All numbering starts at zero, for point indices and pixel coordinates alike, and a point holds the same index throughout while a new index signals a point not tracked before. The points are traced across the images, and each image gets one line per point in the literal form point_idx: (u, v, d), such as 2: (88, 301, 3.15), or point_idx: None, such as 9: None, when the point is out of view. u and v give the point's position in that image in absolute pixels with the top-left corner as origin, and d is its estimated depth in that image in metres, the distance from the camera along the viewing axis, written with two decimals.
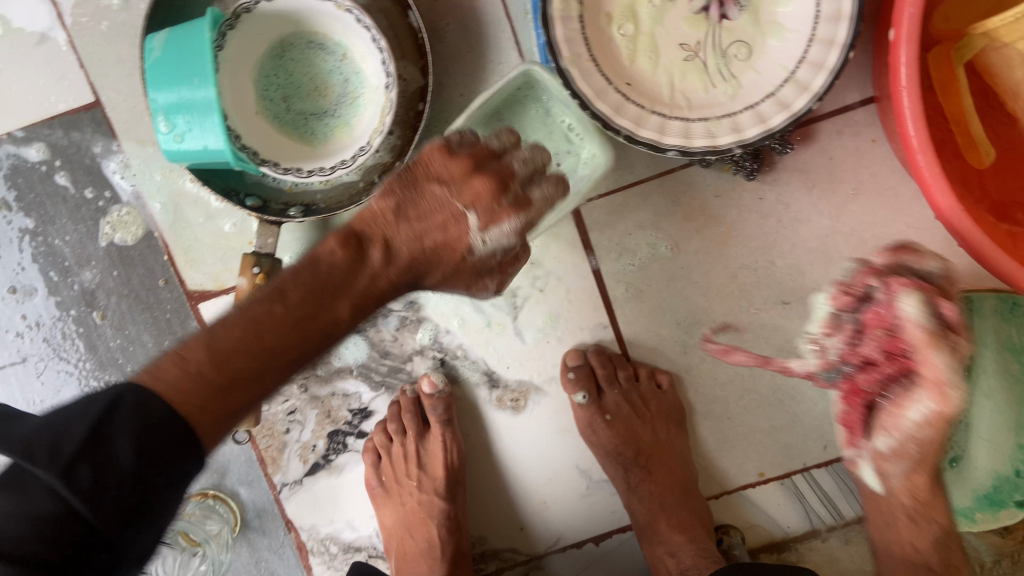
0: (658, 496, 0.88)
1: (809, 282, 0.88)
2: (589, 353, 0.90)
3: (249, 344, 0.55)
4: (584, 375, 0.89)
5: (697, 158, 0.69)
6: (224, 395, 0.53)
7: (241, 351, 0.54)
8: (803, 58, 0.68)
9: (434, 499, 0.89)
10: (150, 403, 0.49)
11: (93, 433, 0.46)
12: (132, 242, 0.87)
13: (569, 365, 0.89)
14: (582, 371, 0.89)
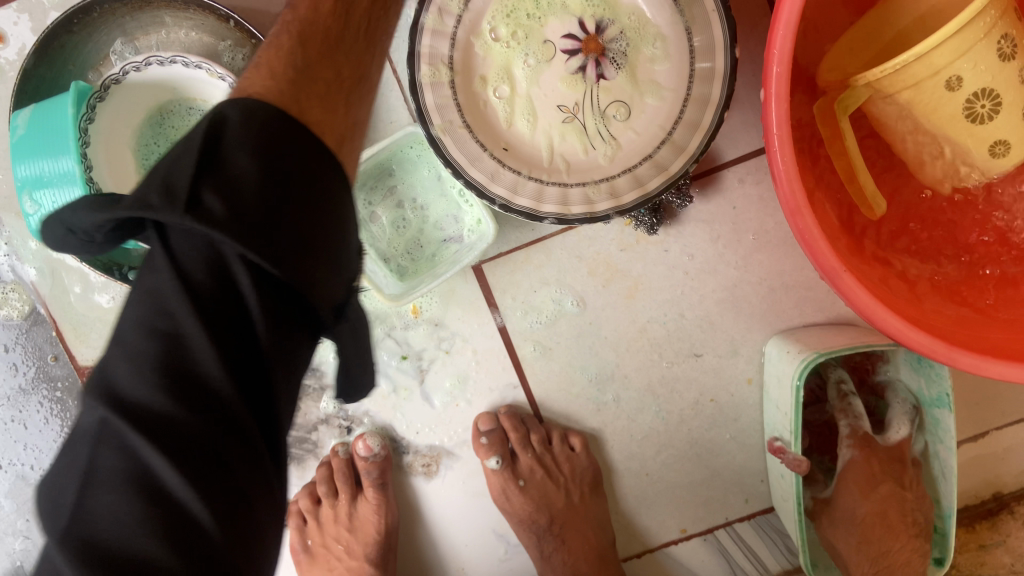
0: (571, 566, 0.86)
1: (720, 333, 0.86)
2: (507, 415, 0.87)
3: (267, 93, 0.41)
4: (500, 437, 0.86)
5: (575, 224, 0.66)
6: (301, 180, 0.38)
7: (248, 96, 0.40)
8: (679, 117, 0.67)
9: (365, 565, 0.86)
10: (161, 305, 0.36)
11: (211, 287, 0.36)
12: (19, 319, 0.84)
13: (481, 428, 0.87)
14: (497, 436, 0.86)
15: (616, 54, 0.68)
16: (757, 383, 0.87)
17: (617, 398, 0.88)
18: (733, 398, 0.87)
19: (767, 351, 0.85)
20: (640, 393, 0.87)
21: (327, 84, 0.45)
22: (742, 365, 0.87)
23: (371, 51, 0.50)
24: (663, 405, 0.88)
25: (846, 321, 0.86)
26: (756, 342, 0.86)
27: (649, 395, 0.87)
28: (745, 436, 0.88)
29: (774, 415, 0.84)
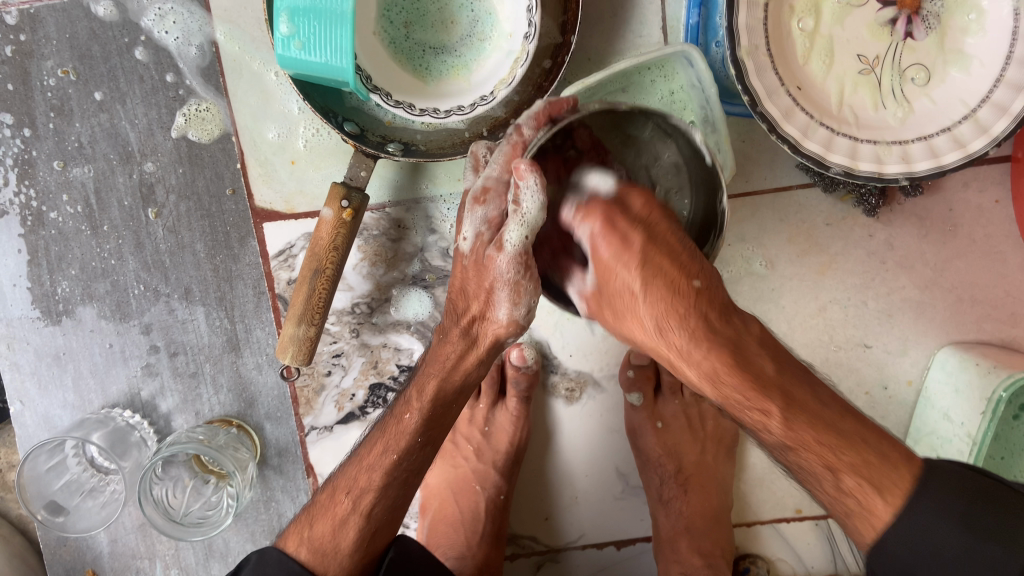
0: (686, 518, 0.82)
1: (895, 330, 0.85)
2: (499, 258, 0.61)
3: (403, 458, 0.65)
4: (504, 252, 0.60)
5: (857, 180, 0.66)
6: (407, 486, 0.66)
7: (345, 503, 0.64)
8: (987, 96, 0.63)
9: (490, 471, 0.83)
10: None
11: None
12: (205, 141, 0.80)
13: (514, 314, 0.63)
14: (511, 283, 0.61)
15: (930, 15, 0.65)
16: (916, 387, 0.86)
17: None
18: (888, 397, 0.86)
19: (938, 357, 0.84)
20: None
21: (403, 476, 0.65)
22: (906, 366, 0.86)
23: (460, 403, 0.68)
24: None
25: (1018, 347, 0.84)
26: (927, 347, 0.85)
27: None
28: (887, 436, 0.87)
29: (933, 422, 0.83)
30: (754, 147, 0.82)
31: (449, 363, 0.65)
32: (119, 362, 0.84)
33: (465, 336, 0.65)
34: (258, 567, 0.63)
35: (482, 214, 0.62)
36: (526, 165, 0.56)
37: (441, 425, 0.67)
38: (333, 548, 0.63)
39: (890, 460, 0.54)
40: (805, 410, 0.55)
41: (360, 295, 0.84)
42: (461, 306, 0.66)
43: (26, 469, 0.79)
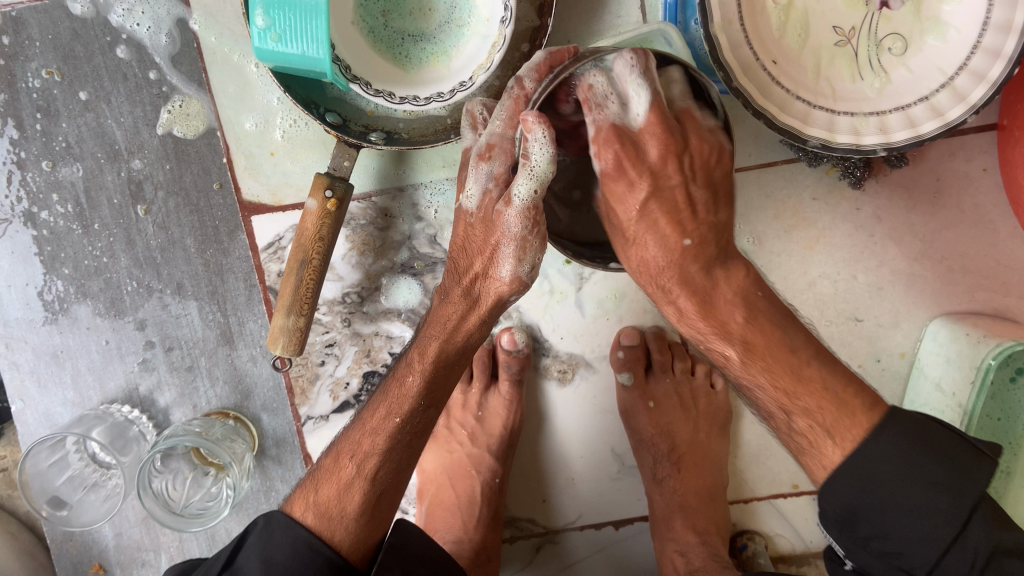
0: (680, 496, 0.83)
1: (886, 303, 0.85)
2: (508, 213, 0.60)
3: (406, 420, 0.64)
4: (512, 206, 0.60)
5: (835, 153, 0.66)
6: (411, 451, 0.65)
7: (349, 467, 0.64)
8: (964, 64, 0.63)
9: (485, 455, 0.84)
10: (274, 557, 0.60)
11: None
12: (191, 137, 0.81)
13: (517, 271, 0.63)
14: (518, 238, 0.61)
15: None
16: (909, 359, 0.86)
17: None
18: (880, 369, 0.86)
19: (930, 329, 0.84)
20: None
21: (406, 440, 0.65)
22: (899, 339, 0.85)
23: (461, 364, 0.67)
24: None
25: (1013, 316, 0.84)
26: (919, 319, 0.85)
27: None
28: None
29: (926, 394, 0.83)
30: (737, 124, 0.82)
31: (447, 325, 0.65)
32: (115, 358, 0.85)
33: (466, 296, 0.64)
34: (265, 536, 0.62)
35: (487, 170, 0.61)
36: (535, 117, 0.54)
37: (443, 387, 0.66)
38: (339, 515, 0.62)
39: (850, 407, 0.58)
40: (764, 355, 0.60)
41: (351, 285, 0.84)
42: (463, 266, 0.65)
43: (28, 465, 0.80)
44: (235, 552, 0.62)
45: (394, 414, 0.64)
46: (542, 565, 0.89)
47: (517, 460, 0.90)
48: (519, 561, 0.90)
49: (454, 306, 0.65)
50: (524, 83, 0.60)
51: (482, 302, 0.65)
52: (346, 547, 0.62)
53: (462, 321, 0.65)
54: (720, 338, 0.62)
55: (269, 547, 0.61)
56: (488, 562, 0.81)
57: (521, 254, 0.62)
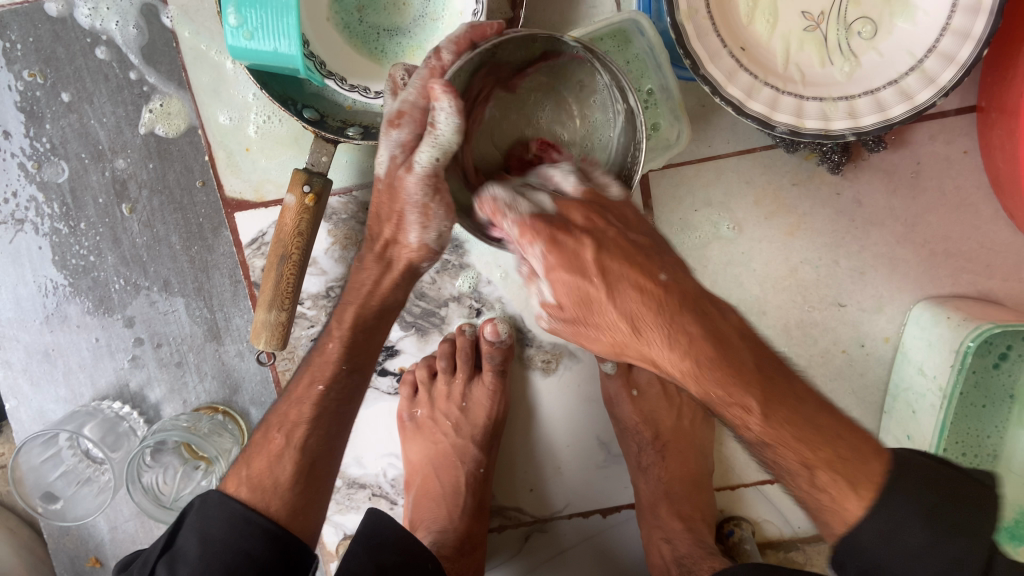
0: (665, 483, 0.83)
1: (869, 287, 0.85)
2: (408, 179, 0.62)
3: (329, 388, 0.69)
4: (414, 172, 0.62)
5: (804, 138, 0.67)
6: (337, 420, 0.70)
7: (280, 439, 0.68)
8: (933, 46, 0.63)
9: (468, 445, 0.85)
10: (211, 533, 0.63)
11: None
12: (173, 136, 0.82)
13: (425, 239, 0.67)
14: (420, 204, 0.64)
15: None
16: (893, 343, 0.85)
17: None
18: (865, 354, 0.86)
19: (913, 313, 0.83)
20: (774, 332, 0.86)
21: (329, 407, 0.69)
22: (883, 323, 0.85)
23: (377, 333, 0.72)
24: (793, 348, 0.86)
25: (996, 298, 0.83)
26: (902, 303, 0.85)
27: (782, 336, 0.86)
28: (867, 393, 0.87)
29: (909, 377, 0.83)
30: (715, 111, 0.82)
31: (364, 290, 0.70)
32: (105, 355, 0.87)
33: (379, 260, 0.69)
34: (201, 513, 0.65)
35: (397, 137, 0.63)
36: (441, 89, 0.56)
37: (363, 352, 0.71)
38: (277, 487, 0.66)
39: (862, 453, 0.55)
40: (784, 404, 0.54)
41: (334, 279, 0.85)
42: (376, 231, 0.68)
43: (21, 461, 0.82)
44: (171, 534, 0.65)
45: (316, 378, 0.69)
46: (531, 554, 0.90)
47: (504, 450, 0.90)
48: (507, 551, 0.90)
49: (370, 275, 0.69)
50: (443, 56, 0.59)
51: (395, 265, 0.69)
52: (281, 516, 0.66)
53: (379, 284, 0.70)
54: (705, 398, 0.58)
55: (208, 522, 0.64)
56: (473, 551, 0.82)
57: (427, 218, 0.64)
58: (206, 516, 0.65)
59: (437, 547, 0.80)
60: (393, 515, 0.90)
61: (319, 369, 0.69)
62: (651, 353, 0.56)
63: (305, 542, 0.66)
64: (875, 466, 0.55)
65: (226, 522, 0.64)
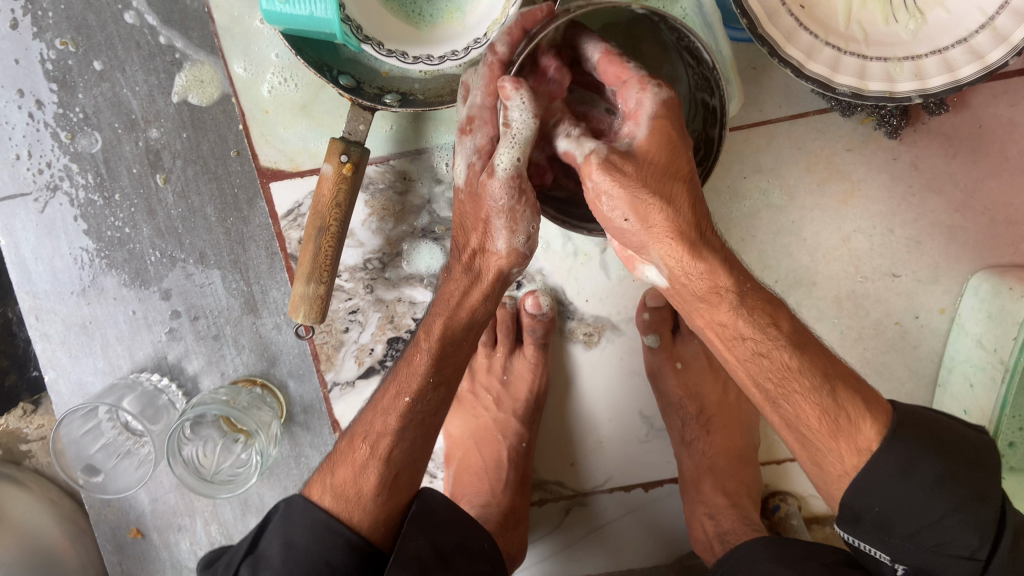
0: (711, 458, 0.81)
1: (924, 257, 0.81)
2: (492, 184, 0.61)
3: (417, 400, 0.65)
4: (494, 175, 0.61)
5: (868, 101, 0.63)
6: (422, 437, 0.66)
7: (363, 450, 0.64)
8: (1007, 2, 0.58)
9: (511, 420, 0.83)
10: (296, 542, 0.61)
11: None
12: (207, 104, 0.80)
13: (513, 243, 0.64)
14: (506, 210, 0.62)
15: None
16: (949, 315, 0.82)
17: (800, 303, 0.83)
18: (919, 326, 0.82)
19: (971, 284, 0.80)
20: (825, 304, 0.83)
21: (416, 419, 0.65)
22: (938, 294, 0.82)
23: (470, 342, 0.68)
24: (844, 320, 0.83)
25: None
26: (960, 273, 0.81)
27: (833, 307, 0.83)
28: (920, 366, 0.83)
29: (966, 351, 0.79)
30: (767, 73, 0.78)
31: (452, 301, 0.66)
32: (143, 328, 0.86)
33: (468, 271, 0.66)
34: (287, 518, 0.62)
35: (471, 144, 0.63)
36: (513, 83, 0.57)
37: (451, 365, 0.67)
38: (364, 498, 0.63)
39: (850, 420, 0.58)
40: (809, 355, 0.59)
41: (372, 251, 0.83)
42: (462, 242, 0.66)
43: (61, 433, 0.82)
44: (259, 537, 0.63)
45: (404, 390, 0.65)
46: (570, 528, 0.89)
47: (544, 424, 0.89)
48: (547, 525, 0.89)
49: (457, 283, 0.65)
50: (499, 50, 0.62)
51: (487, 275, 0.66)
52: (365, 528, 0.62)
53: (468, 296, 0.66)
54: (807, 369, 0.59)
55: (291, 530, 0.61)
56: (516, 526, 0.80)
57: (514, 228, 0.63)
58: (292, 518, 0.62)
59: (481, 521, 0.79)
60: (432, 489, 0.89)
61: (409, 381, 0.65)
62: (721, 313, 0.61)
63: (382, 556, 0.63)
64: (876, 429, 0.57)
65: (310, 527, 0.61)
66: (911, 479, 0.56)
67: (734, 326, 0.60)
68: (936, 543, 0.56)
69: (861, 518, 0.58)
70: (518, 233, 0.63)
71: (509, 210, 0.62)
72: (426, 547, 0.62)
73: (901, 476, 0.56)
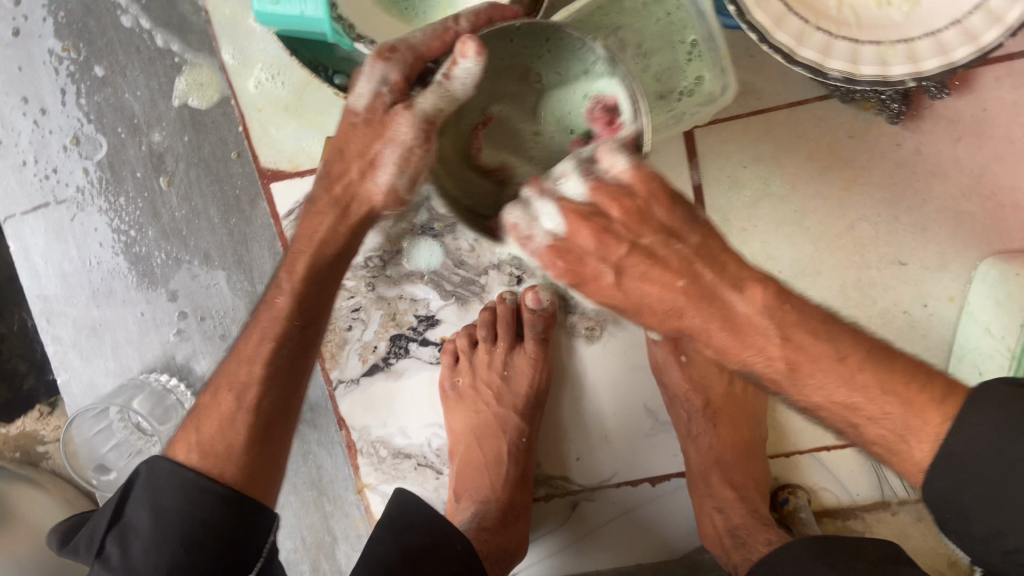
0: (715, 452, 0.80)
1: (932, 244, 0.79)
2: (403, 117, 0.58)
3: (280, 338, 0.64)
4: (411, 112, 0.58)
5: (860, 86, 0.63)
6: (287, 378, 0.64)
7: (229, 398, 0.63)
8: None
9: (512, 415, 0.84)
10: (162, 507, 0.58)
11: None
12: (206, 107, 0.81)
13: (395, 182, 0.62)
14: (404, 147, 0.59)
15: None
16: (958, 303, 0.80)
17: (805, 293, 0.82)
18: (928, 315, 0.81)
19: (980, 270, 0.78)
20: (830, 293, 0.82)
21: (282, 365, 0.64)
22: (947, 282, 0.80)
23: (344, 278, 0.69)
24: (850, 310, 0.82)
25: None
26: (969, 260, 0.79)
27: (838, 297, 0.82)
28: (930, 355, 0.81)
29: (975, 339, 0.77)
30: (764, 61, 0.78)
31: (314, 237, 0.64)
32: (151, 329, 0.87)
33: (336, 203, 0.64)
34: (152, 482, 0.60)
35: (383, 73, 0.58)
36: (475, 45, 0.52)
37: (316, 304, 0.66)
38: (229, 451, 0.61)
39: (917, 405, 0.49)
40: (796, 349, 0.51)
41: (372, 248, 0.84)
42: (337, 169, 0.63)
43: (72, 434, 0.85)
44: (122, 504, 0.59)
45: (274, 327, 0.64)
46: (577, 523, 0.89)
47: (549, 419, 0.89)
48: (554, 521, 0.89)
49: (325, 220, 0.64)
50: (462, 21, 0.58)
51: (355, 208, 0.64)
52: (232, 477, 0.60)
53: (334, 231, 0.64)
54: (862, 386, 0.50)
55: (155, 492, 0.59)
56: (516, 522, 0.81)
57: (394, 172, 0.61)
58: (158, 482, 0.59)
59: (479, 518, 0.79)
60: (440, 486, 0.89)
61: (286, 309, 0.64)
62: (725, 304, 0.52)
63: (267, 508, 0.61)
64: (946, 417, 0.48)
65: (174, 486, 0.59)
66: (969, 465, 0.47)
67: (719, 343, 0.53)
68: (1006, 551, 0.47)
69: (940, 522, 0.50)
70: (398, 175, 0.62)
71: (408, 140, 0.59)
72: (393, 551, 0.64)
73: (949, 451, 0.48)
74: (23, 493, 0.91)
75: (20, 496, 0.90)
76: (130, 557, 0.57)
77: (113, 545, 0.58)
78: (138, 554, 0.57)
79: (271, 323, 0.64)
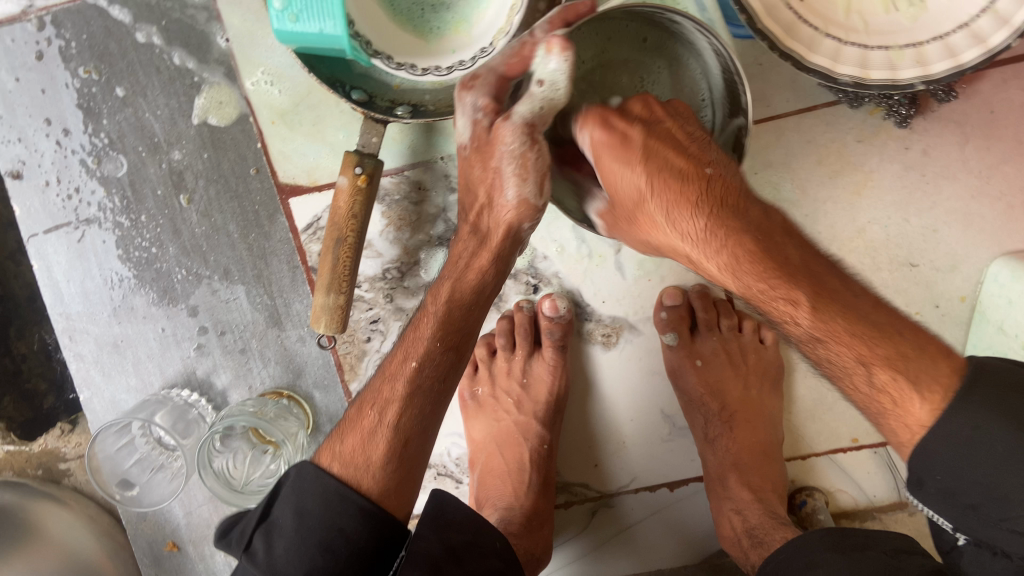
0: (734, 454, 0.81)
1: (942, 245, 0.81)
2: (505, 128, 0.65)
3: (429, 360, 0.67)
4: (510, 122, 0.65)
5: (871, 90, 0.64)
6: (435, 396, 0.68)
7: (372, 418, 0.66)
8: None
9: (532, 422, 0.84)
10: (308, 511, 0.62)
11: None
12: (225, 124, 0.83)
13: (523, 192, 0.67)
14: (517, 156, 0.65)
15: None
16: (970, 303, 0.81)
17: None
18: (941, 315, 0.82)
19: (991, 270, 0.79)
20: None
21: (429, 385, 0.67)
22: (958, 282, 0.81)
23: (484, 304, 0.71)
24: None
25: None
26: (979, 261, 0.80)
27: None
28: None
29: (989, 338, 0.78)
30: (773, 68, 0.79)
31: (462, 262, 0.70)
32: (172, 344, 0.88)
33: (476, 232, 0.70)
34: (297, 486, 0.63)
35: (473, 102, 0.66)
36: (558, 41, 0.61)
37: (460, 330, 0.69)
38: (380, 467, 0.64)
39: (929, 354, 0.54)
40: (838, 305, 0.55)
41: (390, 261, 0.85)
42: (470, 203, 0.71)
43: (96, 450, 0.85)
44: (269, 507, 0.63)
45: (421, 348, 0.67)
46: (597, 530, 0.89)
47: (569, 428, 0.89)
48: (574, 527, 0.89)
49: (466, 247, 0.70)
50: (526, 24, 0.63)
51: (495, 232, 0.69)
52: (376, 493, 0.64)
53: (475, 259, 0.70)
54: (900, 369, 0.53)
55: (303, 500, 0.62)
56: (540, 527, 0.81)
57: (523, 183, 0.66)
58: (307, 487, 0.63)
59: (504, 524, 0.80)
60: (459, 494, 0.90)
61: (444, 315, 0.68)
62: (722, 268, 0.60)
63: (402, 519, 0.64)
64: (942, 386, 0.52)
65: (321, 494, 0.63)
66: (975, 448, 0.50)
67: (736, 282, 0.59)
68: (1002, 520, 0.49)
69: (924, 485, 0.53)
70: (528, 183, 0.66)
71: (522, 157, 0.65)
72: (438, 549, 0.63)
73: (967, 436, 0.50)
74: (46, 510, 0.91)
75: (43, 513, 0.91)
76: (274, 554, 0.61)
77: (259, 541, 0.62)
78: (281, 554, 0.61)
79: (436, 356, 0.68)
